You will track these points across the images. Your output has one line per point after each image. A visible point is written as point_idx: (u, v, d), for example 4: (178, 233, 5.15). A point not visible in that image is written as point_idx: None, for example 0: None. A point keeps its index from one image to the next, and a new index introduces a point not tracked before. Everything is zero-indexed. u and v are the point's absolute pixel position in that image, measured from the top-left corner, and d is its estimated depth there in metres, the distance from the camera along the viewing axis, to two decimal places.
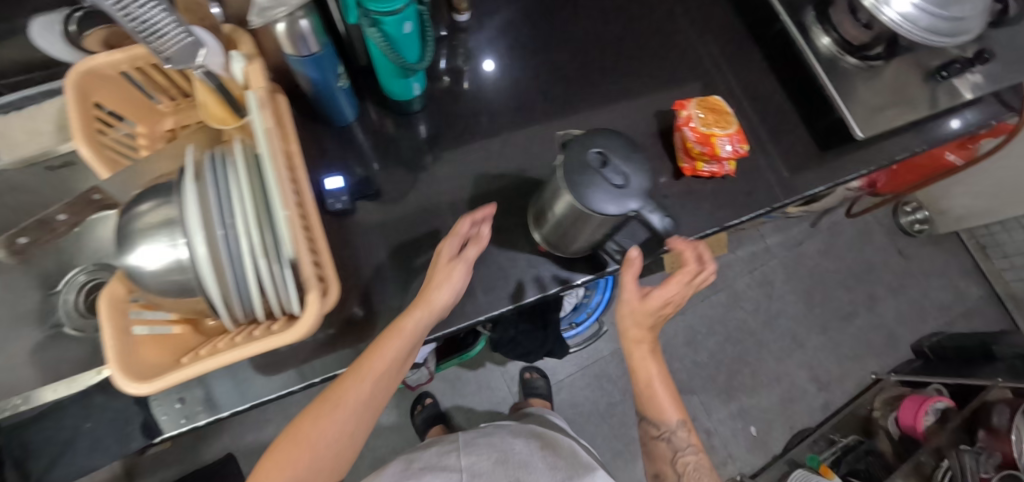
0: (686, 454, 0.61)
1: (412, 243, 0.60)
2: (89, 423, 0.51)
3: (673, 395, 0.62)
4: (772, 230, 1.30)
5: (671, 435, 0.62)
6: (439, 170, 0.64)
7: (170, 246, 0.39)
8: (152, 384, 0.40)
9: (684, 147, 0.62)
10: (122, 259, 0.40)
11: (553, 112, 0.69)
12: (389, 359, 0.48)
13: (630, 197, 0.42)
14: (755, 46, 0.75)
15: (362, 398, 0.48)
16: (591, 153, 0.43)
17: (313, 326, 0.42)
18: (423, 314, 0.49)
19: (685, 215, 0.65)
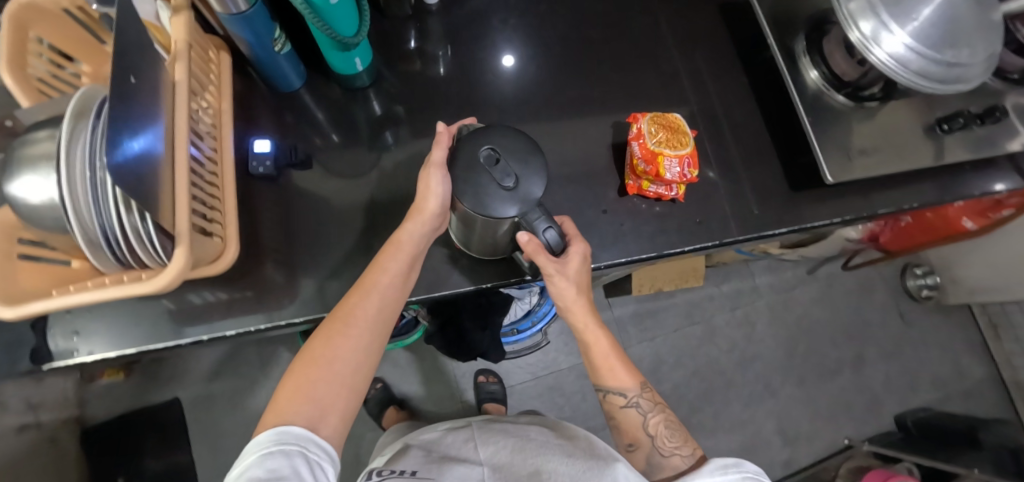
0: (655, 415, 0.60)
1: (335, 218, 0.59)
2: None
3: (625, 360, 0.60)
4: (763, 269, 1.24)
5: (637, 401, 0.60)
6: (380, 150, 0.63)
7: (44, 180, 0.39)
8: (19, 310, 0.41)
9: (631, 164, 0.59)
10: (6, 187, 0.40)
11: (510, 107, 0.66)
12: (392, 273, 0.50)
13: (516, 199, 0.42)
14: (740, 69, 0.71)
15: (372, 312, 0.49)
16: (482, 149, 0.43)
17: (178, 278, 0.42)
18: (417, 225, 0.50)
19: (625, 234, 0.61)
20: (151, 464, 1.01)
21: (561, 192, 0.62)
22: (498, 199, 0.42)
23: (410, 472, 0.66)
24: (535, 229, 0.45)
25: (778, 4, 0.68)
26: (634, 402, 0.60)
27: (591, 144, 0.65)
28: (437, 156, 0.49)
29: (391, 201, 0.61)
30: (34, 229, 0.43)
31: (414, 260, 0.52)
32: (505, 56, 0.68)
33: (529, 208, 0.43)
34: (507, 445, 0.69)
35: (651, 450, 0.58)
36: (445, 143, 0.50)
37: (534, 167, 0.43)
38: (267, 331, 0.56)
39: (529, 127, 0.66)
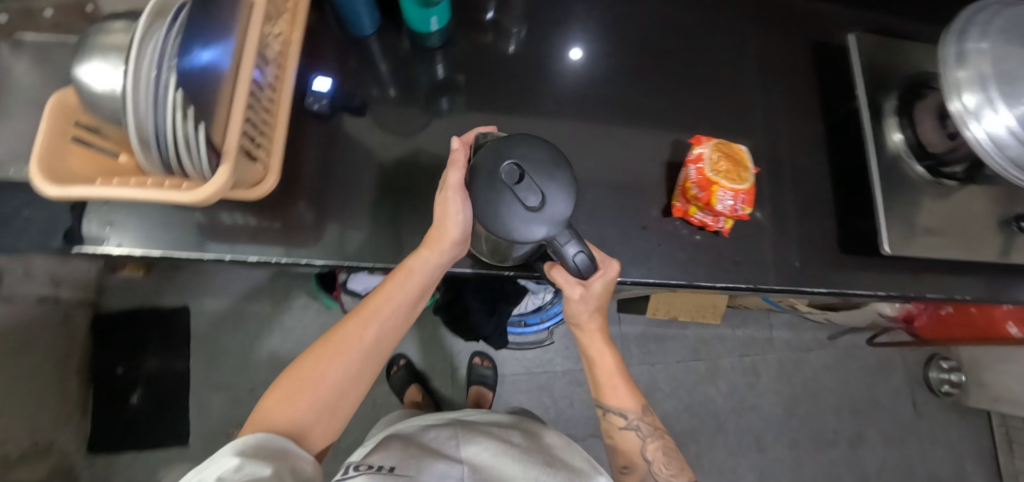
0: (653, 440, 0.66)
1: (374, 171, 0.59)
2: (28, 210, 0.53)
3: (628, 382, 0.66)
4: (783, 322, 1.20)
5: (637, 424, 0.66)
6: (433, 114, 0.62)
7: (111, 71, 0.40)
8: (60, 190, 0.41)
9: (683, 186, 0.56)
10: (73, 70, 0.41)
11: (573, 101, 0.64)
12: (394, 304, 0.51)
13: (544, 219, 0.41)
14: (816, 114, 0.67)
15: (367, 340, 0.51)
16: (504, 165, 0.41)
17: (216, 195, 0.42)
18: (433, 255, 0.49)
19: (658, 254, 0.59)
20: (148, 362, 1.05)
21: (603, 198, 0.61)
22: (516, 217, 0.41)
23: (387, 469, 0.61)
24: (565, 251, 0.43)
25: (876, 55, 0.64)
26: (632, 424, 0.65)
27: (644, 156, 0.63)
28: (451, 181, 0.48)
29: (433, 167, 0.60)
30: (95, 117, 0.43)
31: (423, 287, 0.51)
32: (572, 48, 0.66)
33: (558, 230, 0.42)
34: (490, 446, 0.68)
35: (647, 472, 0.65)
36: (461, 162, 0.48)
37: (562, 186, 0.42)
38: (286, 264, 0.56)
39: (587, 125, 0.64)
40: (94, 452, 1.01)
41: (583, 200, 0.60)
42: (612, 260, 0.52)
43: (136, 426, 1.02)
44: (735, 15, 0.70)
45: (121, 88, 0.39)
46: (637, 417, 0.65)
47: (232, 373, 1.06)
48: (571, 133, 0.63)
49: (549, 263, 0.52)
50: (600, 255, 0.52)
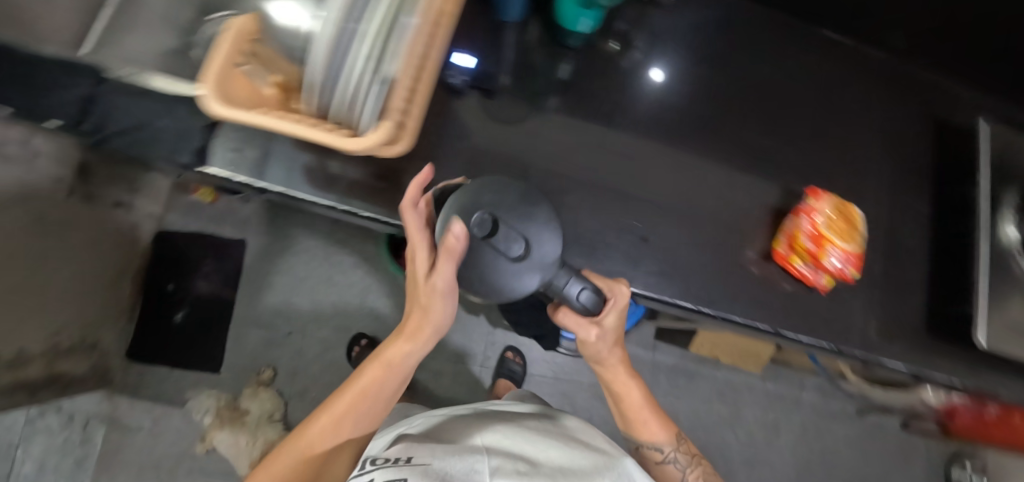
0: (690, 468, 0.73)
1: (490, 152, 0.58)
2: (161, 122, 0.55)
3: (657, 416, 0.71)
4: (815, 386, 1.18)
5: (672, 454, 0.72)
6: (558, 107, 0.61)
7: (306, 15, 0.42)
8: (225, 109, 0.41)
9: (792, 235, 0.56)
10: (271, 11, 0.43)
11: (692, 127, 0.64)
12: (373, 387, 0.58)
13: (532, 263, 0.45)
14: (928, 191, 0.67)
15: (348, 421, 0.58)
16: (474, 217, 0.44)
17: (371, 146, 0.41)
18: (411, 346, 0.55)
19: (749, 296, 0.59)
20: (198, 285, 1.08)
21: (705, 227, 0.60)
22: (511, 269, 0.45)
23: (407, 459, 0.57)
24: (568, 291, 0.47)
25: (1005, 145, 0.63)
26: (669, 458, 0.72)
27: (750, 195, 0.63)
28: (441, 273, 0.46)
29: (547, 158, 0.59)
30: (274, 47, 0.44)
31: (399, 378, 0.59)
32: (654, 69, 0.65)
33: (553, 271, 0.46)
34: (507, 434, 0.67)
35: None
36: (455, 249, 0.43)
37: (542, 228, 0.46)
38: (390, 224, 0.57)
39: (701, 153, 0.64)
40: (131, 359, 1.04)
41: (685, 226, 0.60)
42: (619, 282, 0.52)
43: (175, 345, 1.05)
44: (866, 75, 0.69)
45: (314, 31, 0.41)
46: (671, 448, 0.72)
47: (272, 313, 1.08)
48: (683, 156, 0.63)
49: (557, 310, 0.53)
50: (604, 278, 0.51)
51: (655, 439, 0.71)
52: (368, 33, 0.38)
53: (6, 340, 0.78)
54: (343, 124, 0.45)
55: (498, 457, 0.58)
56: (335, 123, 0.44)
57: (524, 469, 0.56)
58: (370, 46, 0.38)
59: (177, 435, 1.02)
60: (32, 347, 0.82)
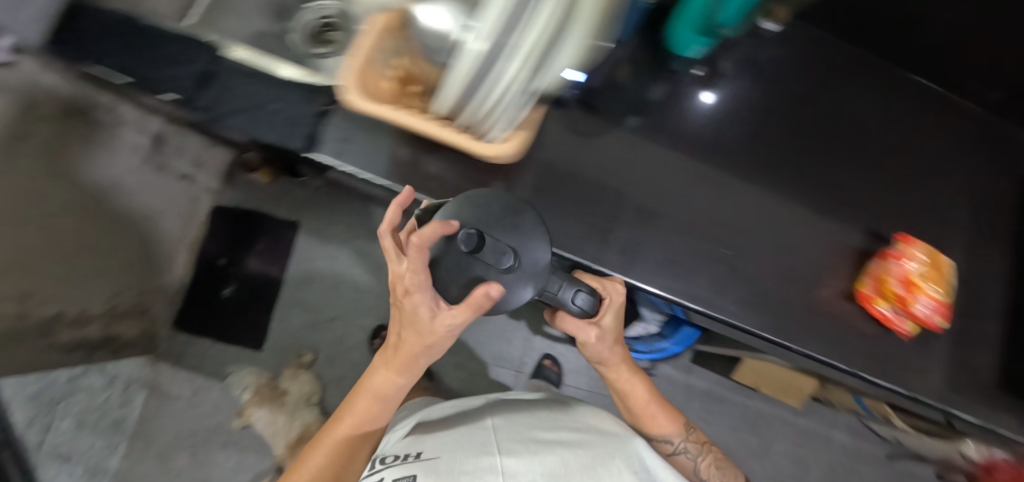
0: (705, 455, 0.70)
1: (586, 166, 0.59)
2: (274, 105, 0.56)
3: (664, 409, 0.71)
4: (848, 426, 1.17)
5: (684, 446, 0.70)
6: (651, 128, 0.62)
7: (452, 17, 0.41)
8: (367, 106, 0.43)
9: (881, 278, 0.57)
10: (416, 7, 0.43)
11: (784, 159, 0.64)
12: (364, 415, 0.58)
13: (524, 271, 0.47)
14: (1006, 248, 0.68)
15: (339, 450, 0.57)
16: (461, 232, 0.45)
17: (498, 156, 0.45)
18: (398, 376, 0.54)
19: (828, 334, 0.59)
20: (249, 263, 1.09)
21: (791, 261, 0.60)
22: (505, 279, 0.47)
23: (417, 454, 0.60)
24: (563, 294, 0.49)
25: None
26: (682, 446, 0.70)
27: (836, 233, 0.63)
28: (448, 320, 0.44)
29: (640, 178, 0.60)
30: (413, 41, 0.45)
31: (388, 406, 0.59)
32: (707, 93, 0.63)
33: (546, 277, 0.48)
34: (508, 422, 0.68)
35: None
36: (485, 304, 0.43)
37: (530, 236, 0.48)
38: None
39: (792, 186, 0.63)
40: (177, 329, 1.05)
41: (772, 258, 0.60)
42: (616, 280, 0.53)
43: (221, 319, 1.06)
44: (956, 127, 0.70)
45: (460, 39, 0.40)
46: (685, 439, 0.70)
47: (318, 297, 1.09)
48: (779, 189, 0.62)
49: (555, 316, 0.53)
50: (603, 283, 0.53)
51: (667, 431, 0.70)
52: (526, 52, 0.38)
53: (71, 298, 0.80)
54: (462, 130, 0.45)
55: (509, 441, 0.60)
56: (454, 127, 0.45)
57: (537, 449, 0.58)
58: (519, 68, 0.38)
59: (215, 407, 1.04)
60: (93, 308, 0.85)
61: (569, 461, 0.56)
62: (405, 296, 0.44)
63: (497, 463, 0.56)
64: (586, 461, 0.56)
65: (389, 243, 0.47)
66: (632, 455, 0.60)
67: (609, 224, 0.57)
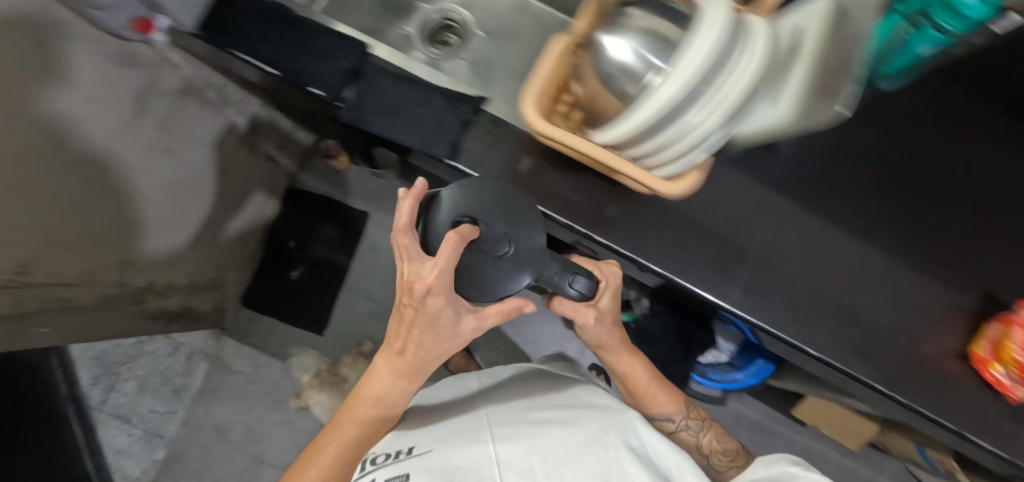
0: (703, 430, 0.70)
1: (714, 198, 0.59)
2: (419, 112, 0.57)
3: (664, 388, 0.71)
4: (893, 474, 1.16)
5: (684, 423, 0.70)
6: (784, 166, 0.60)
7: (643, 54, 0.43)
8: (545, 129, 0.45)
9: (1000, 343, 0.55)
10: (603, 39, 0.45)
11: (921, 210, 0.61)
12: (360, 416, 0.57)
13: (518, 257, 0.50)
14: None
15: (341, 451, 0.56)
16: (457, 219, 0.49)
17: (667, 193, 0.46)
18: (394, 374, 0.55)
19: (937, 391, 0.59)
20: (318, 247, 1.11)
21: (909, 316, 0.60)
22: (513, 258, 0.50)
23: (407, 451, 0.50)
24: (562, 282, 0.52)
25: None
26: (682, 424, 0.70)
27: (960, 292, 0.61)
28: (472, 324, 0.49)
29: (766, 216, 0.59)
30: (591, 74, 0.47)
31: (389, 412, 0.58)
32: None
33: (543, 262, 0.51)
34: (508, 408, 0.61)
35: (706, 466, 0.68)
36: (515, 310, 0.49)
37: (526, 222, 0.51)
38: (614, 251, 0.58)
39: (924, 239, 0.61)
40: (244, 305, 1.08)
41: (889, 311, 0.59)
42: (612, 261, 0.58)
43: (287, 299, 1.08)
44: None
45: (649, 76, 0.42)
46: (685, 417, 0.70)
47: (382, 288, 1.11)
48: (908, 242, 0.61)
49: (553, 299, 0.57)
50: (601, 265, 0.57)
51: (666, 409, 0.70)
52: (716, 100, 0.40)
53: (162, 270, 0.81)
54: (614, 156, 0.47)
55: (503, 426, 0.53)
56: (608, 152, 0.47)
57: (537, 435, 0.51)
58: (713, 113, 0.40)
59: (273, 386, 1.07)
60: (178, 280, 0.86)
61: (571, 443, 0.49)
62: (429, 299, 0.43)
63: (492, 451, 0.48)
64: (584, 441, 0.50)
65: (403, 240, 0.43)
66: (625, 429, 0.54)
67: (732, 261, 0.58)
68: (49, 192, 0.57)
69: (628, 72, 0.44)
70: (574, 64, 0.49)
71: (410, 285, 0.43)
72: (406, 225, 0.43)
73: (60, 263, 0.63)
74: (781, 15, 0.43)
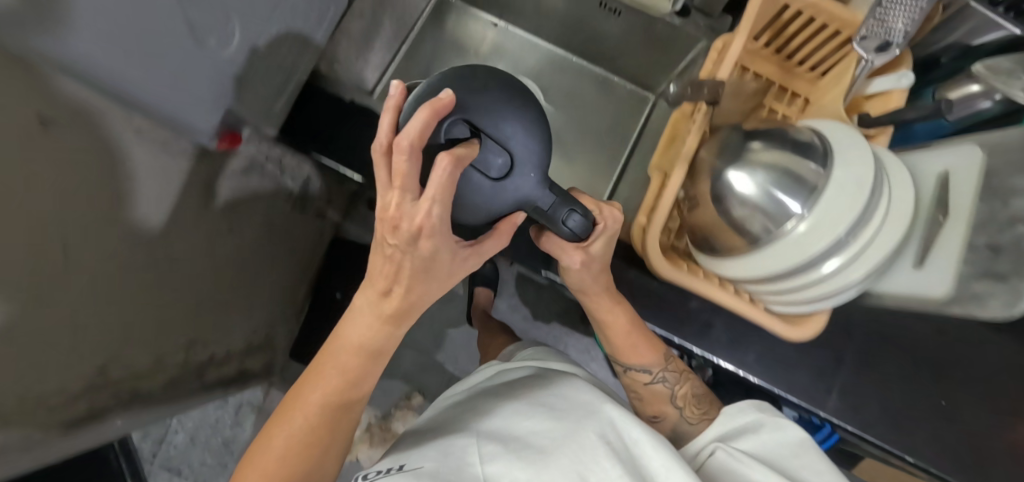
0: (681, 384, 0.55)
1: None
2: None
3: (645, 337, 0.55)
4: None
5: (663, 375, 0.55)
6: None
7: (773, 193, 0.42)
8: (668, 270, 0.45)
9: None
10: (723, 174, 0.44)
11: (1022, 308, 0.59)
12: (329, 386, 0.41)
13: (511, 185, 0.38)
14: None
15: (301, 427, 0.40)
16: (449, 119, 0.35)
17: (792, 336, 0.45)
18: (382, 327, 0.39)
19: None
20: None
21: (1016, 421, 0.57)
22: (508, 185, 0.38)
23: (399, 467, 0.43)
24: (558, 219, 0.41)
25: None
26: (659, 376, 0.55)
27: None
28: (469, 263, 0.38)
29: (860, 317, 0.58)
30: (706, 208, 0.46)
31: (371, 375, 0.42)
32: None
33: (541, 192, 0.39)
34: (498, 407, 0.49)
35: (677, 420, 0.53)
36: (507, 235, 0.40)
37: (529, 131, 0.39)
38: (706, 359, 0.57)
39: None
40: (292, 359, 1.09)
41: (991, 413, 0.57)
42: (613, 206, 0.45)
43: None
44: None
45: (782, 220, 0.41)
46: (663, 368, 0.55)
47: (429, 339, 1.10)
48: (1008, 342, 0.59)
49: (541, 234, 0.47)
50: (597, 199, 0.45)
51: (641, 362, 0.55)
52: (849, 255, 0.40)
53: (219, 342, 0.82)
54: (724, 285, 0.48)
55: (487, 439, 0.43)
56: (719, 281, 0.48)
57: (518, 448, 0.41)
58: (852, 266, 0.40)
59: None
60: (234, 348, 0.86)
61: (546, 445, 0.41)
62: (420, 242, 0.32)
63: (481, 473, 0.39)
64: (559, 442, 0.40)
65: (402, 164, 0.29)
66: (607, 424, 0.43)
67: (827, 367, 0.56)
68: (127, 297, 0.57)
69: (754, 210, 0.42)
70: (686, 192, 0.48)
71: (394, 220, 0.31)
72: (412, 145, 0.28)
73: (142, 368, 0.63)
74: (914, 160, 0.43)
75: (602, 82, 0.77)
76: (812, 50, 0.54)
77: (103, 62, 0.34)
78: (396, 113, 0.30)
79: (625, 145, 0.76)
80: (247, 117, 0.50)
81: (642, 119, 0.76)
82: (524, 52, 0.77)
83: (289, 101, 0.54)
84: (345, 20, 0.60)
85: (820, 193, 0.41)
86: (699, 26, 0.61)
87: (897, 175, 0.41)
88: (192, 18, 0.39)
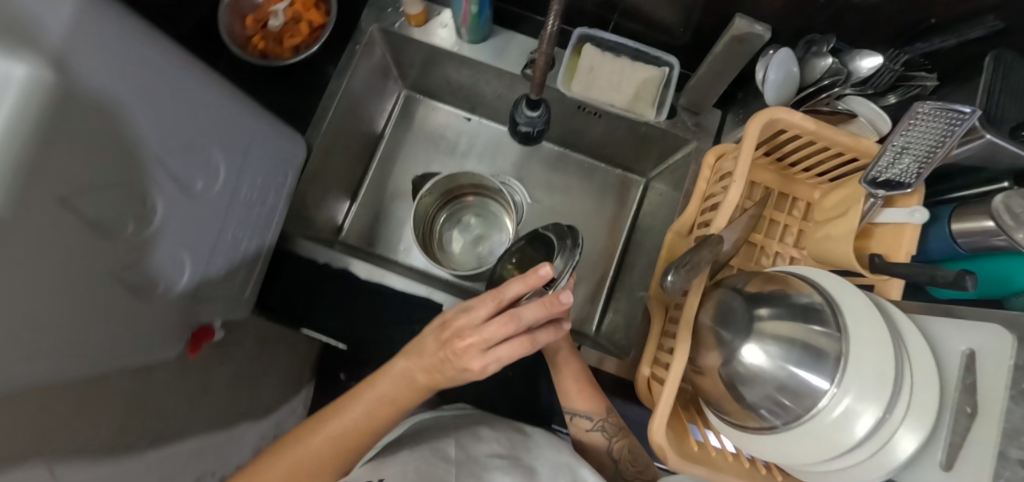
0: (620, 438, 0.50)
1: None
2: (510, 372, 0.57)
3: (592, 383, 0.51)
4: None
5: (604, 427, 0.50)
6: None
7: (787, 374, 0.38)
8: (683, 462, 0.42)
9: None
10: (737, 358, 0.40)
11: None
12: (349, 421, 0.39)
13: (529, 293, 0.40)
14: None
15: (310, 457, 0.38)
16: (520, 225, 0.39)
17: None
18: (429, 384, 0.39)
19: None
20: None
21: None
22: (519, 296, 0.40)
23: None
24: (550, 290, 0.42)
25: None
26: (597, 424, 0.49)
27: None
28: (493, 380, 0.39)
29: None
30: (719, 389, 0.42)
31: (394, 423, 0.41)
32: None
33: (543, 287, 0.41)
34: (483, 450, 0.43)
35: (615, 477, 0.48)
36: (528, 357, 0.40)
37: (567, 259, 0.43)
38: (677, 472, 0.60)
39: None
40: None
41: None
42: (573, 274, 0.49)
43: None
44: None
45: (804, 406, 0.38)
46: (605, 418, 0.50)
47: None
48: None
49: None
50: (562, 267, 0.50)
51: (581, 406, 0.50)
52: (874, 447, 0.36)
53: None
54: (741, 460, 0.46)
55: None
56: (735, 455, 0.46)
57: None
58: (873, 455, 0.36)
59: None
60: None
61: None
62: (465, 373, 0.36)
63: None
64: None
65: (497, 324, 0.34)
66: None
67: None
68: None
69: (768, 387, 0.39)
70: (699, 365, 0.44)
71: (461, 342, 0.35)
72: (508, 324, 0.34)
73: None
74: (936, 325, 0.39)
75: (586, 168, 0.72)
76: (815, 161, 0.50)
77: (48, 376, 0.30)
78: (526, 284, 0.35)
79: (619, 236, 0.70)
80: (218, 309, 0.47)
81: (635, 205, 0.71)
82: (500, 144, 0.71)
83: (259, 271, 0.51)
84: (309, 166, 0.56)
85: (845, 364, 0.37)
86: (687, 127, 0.57)
87: (917, 348, 0.38)
88: (140, 277, 0.35)
